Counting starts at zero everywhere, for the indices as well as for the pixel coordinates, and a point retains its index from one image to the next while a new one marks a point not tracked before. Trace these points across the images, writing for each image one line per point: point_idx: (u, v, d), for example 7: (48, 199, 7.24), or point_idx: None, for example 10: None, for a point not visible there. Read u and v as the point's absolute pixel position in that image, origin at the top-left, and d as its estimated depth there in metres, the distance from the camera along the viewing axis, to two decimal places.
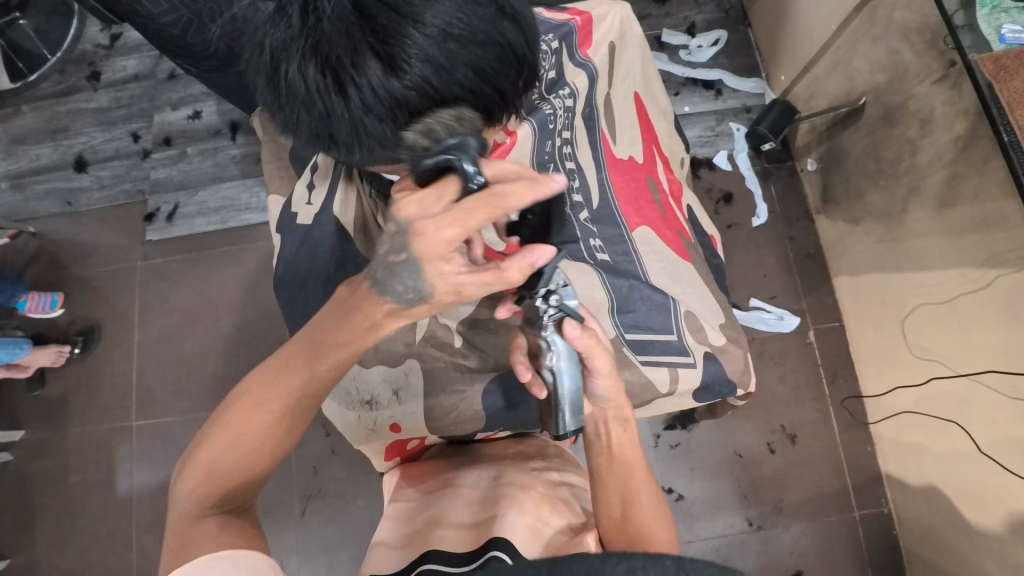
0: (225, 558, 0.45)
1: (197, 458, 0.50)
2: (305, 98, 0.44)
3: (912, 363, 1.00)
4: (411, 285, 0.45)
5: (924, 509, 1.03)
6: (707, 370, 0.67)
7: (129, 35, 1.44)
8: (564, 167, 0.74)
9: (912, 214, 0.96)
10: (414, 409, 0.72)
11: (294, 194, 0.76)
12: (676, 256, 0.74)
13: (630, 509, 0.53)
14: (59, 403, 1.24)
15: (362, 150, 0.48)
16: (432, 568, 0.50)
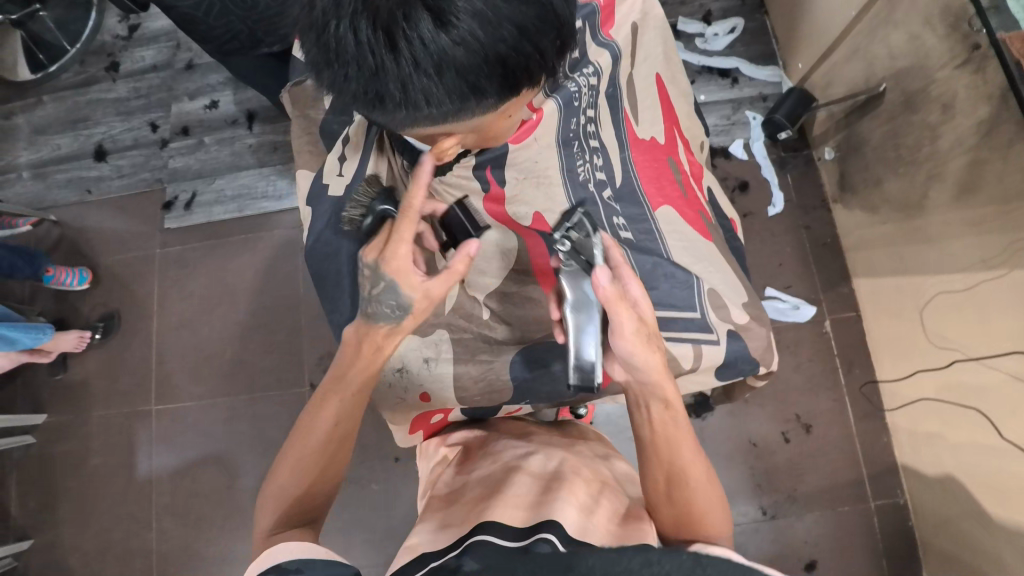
0: (284, 547, 0.50)
1: (266, 500, 0.58)
2: (354, 53, 0.44)
3: (930, 352, 0.99)
4: (395, 301, 0.61)
5: (940, 499, 1.02)
6: (730, 347, 0.68)
7: (147, 26, 1.46)
8: (588, 146, 0.75)
9: (932, 202, 0.95)
10: (444, 377, 0.73)
11: (325, 166, 0.77)
12: (697, 235, 0.74)
13: (676, 488, 0.55)
14: (81, 387, 1.27)
15: (405, 107, 0.48)
16: (487, 537, 0.48)
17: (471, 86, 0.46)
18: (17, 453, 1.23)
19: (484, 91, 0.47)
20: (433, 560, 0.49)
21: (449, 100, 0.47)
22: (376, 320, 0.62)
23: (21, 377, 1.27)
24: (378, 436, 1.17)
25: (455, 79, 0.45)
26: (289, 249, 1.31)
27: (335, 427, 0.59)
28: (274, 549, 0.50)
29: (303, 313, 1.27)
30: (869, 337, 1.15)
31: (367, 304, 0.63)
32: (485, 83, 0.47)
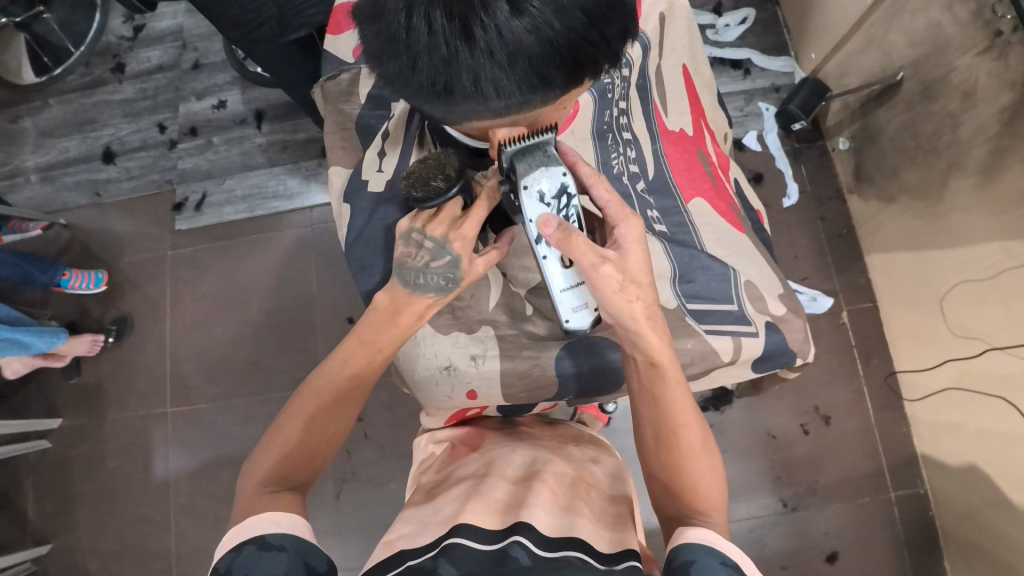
0: (267, 516, 0.51)
1: (266, 445, 0.59)
2: (427, 42, 0.40)
3: (951, 342, 0.99)
4: (451, 276, 0.62)
5: (962, 488, 1.01)
6: (770, 339, 0.65)
7: (152, 26, 1.45)
8: (621, 138, 0.73)
9: (953, 190, 0.95)
10: (492, 373, 0.72)
11: (364, 161, 0.75)
12: (730, 227, 0.73)
13: (665, 447, 0.57)
14: (95, 390, 1.26)
15: (474, 99, 0.44)
16: (459, 540, 0.48)
17: (544, 77, 0.43)
18: (32, 457, 1.23)
19: (555, 83, 0.44)
20: (412, 558, 0.49)
21: (519, 92, 0.44)
22: (417, 290, 0.62)
23: (35, 381, 1.27)
24: (396, 435, 1.16)
25: (530, 68, 0.42)
26: (301, 248, 1.30)
27: (351, 405, 0.61)
28: (253, 520, 0.50)
29: (316, 313, 1.26)
30: (887, 328, 1.15)
31: (412, 271, 0.62)
32: (558, 75, 0.43)
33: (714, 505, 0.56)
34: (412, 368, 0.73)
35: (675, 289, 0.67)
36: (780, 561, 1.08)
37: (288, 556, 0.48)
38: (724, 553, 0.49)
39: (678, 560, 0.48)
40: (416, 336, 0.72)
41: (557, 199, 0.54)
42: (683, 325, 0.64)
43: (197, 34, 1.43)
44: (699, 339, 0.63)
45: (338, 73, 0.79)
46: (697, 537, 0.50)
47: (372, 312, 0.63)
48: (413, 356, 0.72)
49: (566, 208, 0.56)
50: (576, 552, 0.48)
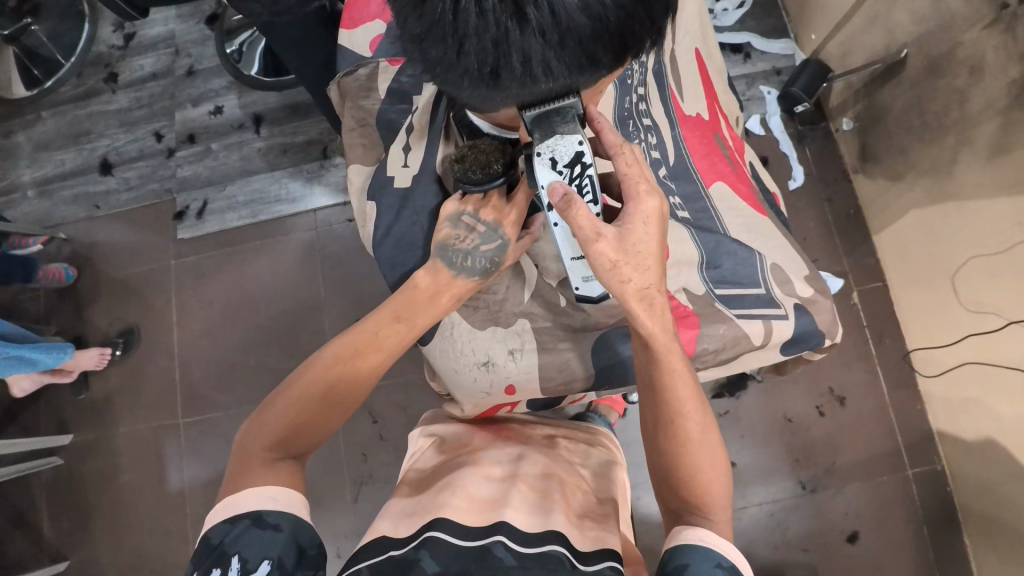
0: (267, 491, 0.51)
1: (281, 400, 0.58)
2: (476, 24, 0.35)
3: (963, 317, 0.99)
4: (497, 260, 0.65)
5: (978, 463, 1.02)
6: (800, 321, 0.64)
7: (143, 33, 1.43)
8: (641, 125, 0.72)
9: (962, 165, 0.94)
10: (530, 369, 0.71)
11: (388, 157, 0.73)
12: (752, 210, 0.72)
13: (669, 439, 0.54)
14: (104, 404, 1.25)
15: (521, 83, 0.40)
16: (438, 537, 0.50)
17: (595, 55, 0.39)
18: (45, 475, 1.22)
19: (605, 61, 0.40)
20: (393, 549, 0.51)
21: (568, 73, 0.40)
22: (462, 273, 0.64)
23: (44, 398, 1.26)
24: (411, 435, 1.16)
25: (583, 49, 0.38)
26: (306, 252, 1.29)
27: (368, 382, 0.61)
28: (248, 493, 0.51)
29: (325, 317, 1.25)
30: (898, 308, 1.15)
31: (461, 255, 0.64)
32: (610, 53, 0.39)
33: (716, 500, 0.54)
34: (449, 366, 0.72)
35: (702, 275, 0.66)
36: (801, 544, 1.09)
37: (283, 536, 0.49)
38: (720, 555, 0.49)
39: (675, 561, 0.49)
40: (452, 332, 0.71)
41: (569, 167, 0.51)
42: (713, 312, 0.64)
43: (190, 39, 1.41)
44: (731, 325, 0.62)
45: (356, 68, 0.77)
46: (697, 539, 0.50)
47: (412, 289, 0.64)
48: (449, 353, 0.72)
49: (579, 177, 0.53)
50: (558, 547, 0.51)
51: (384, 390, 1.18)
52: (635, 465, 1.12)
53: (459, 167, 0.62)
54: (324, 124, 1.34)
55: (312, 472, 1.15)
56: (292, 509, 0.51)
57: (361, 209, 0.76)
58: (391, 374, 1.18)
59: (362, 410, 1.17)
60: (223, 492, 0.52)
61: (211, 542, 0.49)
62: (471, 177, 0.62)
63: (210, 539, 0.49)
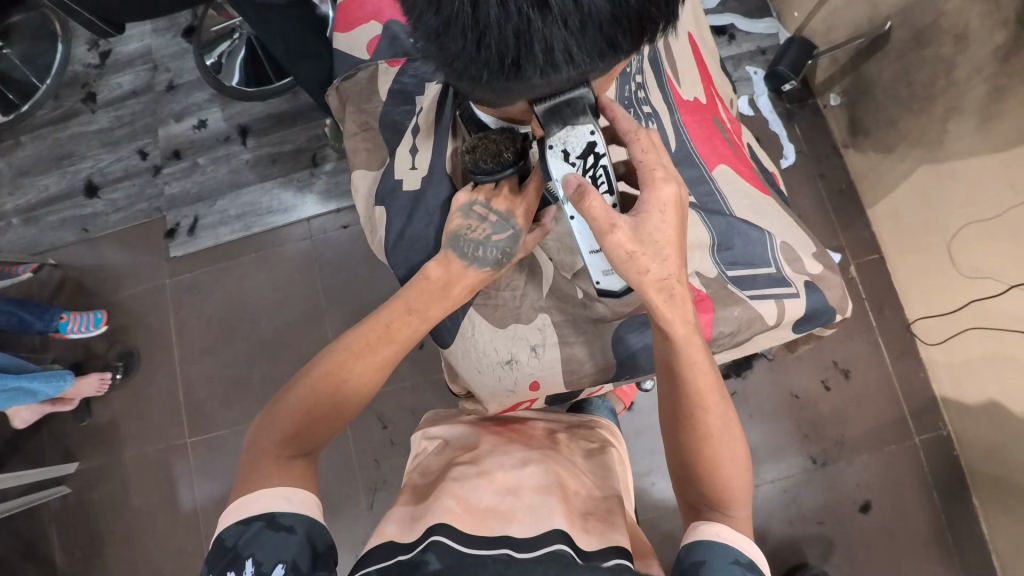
0: (280, 492, 0.51)
1: (293, 396, 0.58)
2: (498, 15, 0.35)
3: (961, 284, 1.00)
4: (507, 250, 0.62)
5: (984, 425, 1.03)
6: (811, 298, 0.65)
7: (119, 50, 1.40)
8: (642, 112, 0.70)
9: (953, 134, 0.95)
10: (553, 364, 0.70)
11: (396, 160, 0.72)
12: (756, 191, 0.72)
13: (690, 431, 0.54)
14: (108, 429, 1.23)
15: (543, 73, 0.39)
16: (440, 539, 0.51)
17: (617, 41, 0.38)
18: (54, 505, 1.20)
19: (626, 47, 0.39)
20: (399, 553, 0.52)
21: (589, 61, 0.39)
22: (474, 264, 0.62)
23: (46, 427, 1.24)
24: None
25: (606, 34, 0.37)
26: (303, 261, 1.28)
27: (382, 375, 0.60)
28: (260, 494, 0.51)
29: (326, 325, 1.24)
30: (896, 279, 1.16)
31: (471, 245, 0.62)
32: (630, 37, 0.38)
33: (736, 496, 0.54)
34: (471, 367, 0.72)
35: (714, 259, 0.66)
36: (815, 517, 1.10)
37: (297, 539, 0.49)
38: (738, 552, 0.50)
39: (691, 559, 0.50)
40: (474, 333, 0.71)
41: (582, 159, 0.51)
42: (727, 295, 0.64)
43: (167, 53, 1.39)
44: (744, 307, 0.62)
45: (355, 72, 0.76)
46: (713, 535, 0.51)
47: (423, 281, 0.62)
48: (468, 355, 0.71)
49: (593, 168, 0.52)
50: (565, 547, 0.51)
51: (391, 395, 1.17)
52: (647, 452, 1.12)
53: (471, 157, 0.60)
54: (312, 131, 1.33)
55: (325, 482, 1.15)
56: (305, 511, 0.51)
57: (370, 215, 0.75)
58: (398, 378, 1.18)
59: (371, 417, 1.17)
60: (235, 488, 0.53)
61: (225, 544, 0.49)
62: (482, 167, 0.60)
63: (223, 542, 0.49)
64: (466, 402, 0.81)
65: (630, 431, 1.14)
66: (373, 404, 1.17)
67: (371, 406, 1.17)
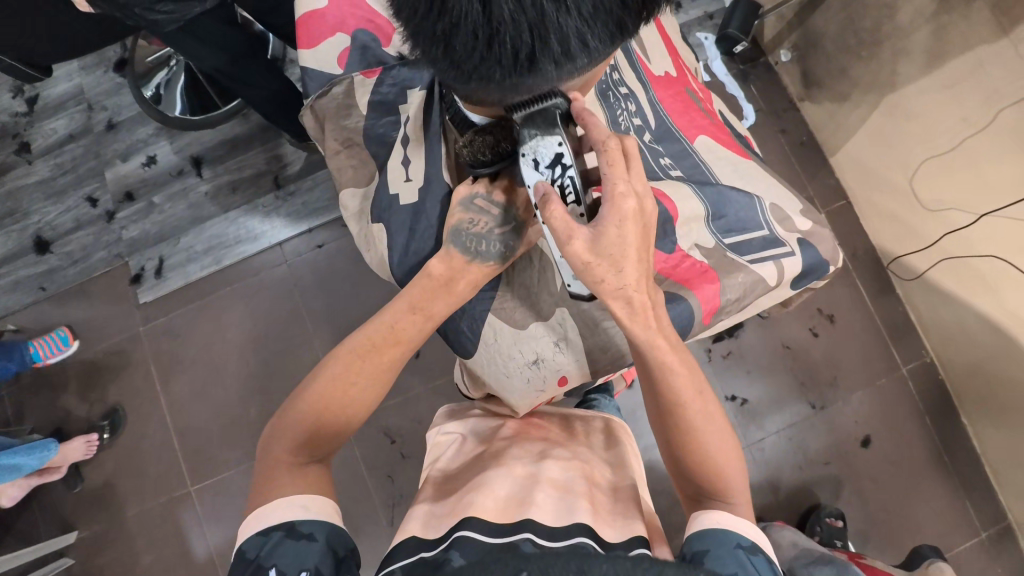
0: (296, 499, 0.48)
1: (300, 403, 0.56)
2: (512, 9, 0.34)
3: (927, 218, 1.05)
4: (509, 244, 0.61)
5: (965, 347, 1.09)
6: (806, 254, 0.66)
7: (47, 94, 1.32)
8: (620, 94, 0.70)
9: (903, 76, 1.03)
10: (577, 357, 0.68)
11: (389, 172, 0.70)
12: (738, 157, 0.74)
13: (674, 428, 0.55)
14: (103, 491, 1.18)
15: (557, 65, 0.38)
16: (467, 535, 0.50)
17: (626, 23, 0.37)
18: None
19: (633, 29, 0.39)
20: (424, 550, 0.52)
21: (601, 46, 0.38)
22: (477, 258, 0.60)
23: (37, 500, 1.18)
24: None
25: (617, 17, 0.36)
26: (283, 287, 1.24)
27: (388, 377, 0.58)
28: (278, 503, 0.48)
29: (316, 349, 1.21)
30: (865, 221, 1.19)
31: (472, 240, 0.60)
32: (637, 17, 0.38)
33: (733, 482, 0.55)
34: (494, 370, 0.69)
35: (710, 229, 0.66)
36: (822, 459, 1.14)
37: (319, 545, 0.47)
38: (740, 535, 0.51)
39: (694, 547, 0.51)
40: (497, 338, 0.69)
41: (550, 168, 0.52)
42: (728, 263, 0.64)
43: (100, 91, 1.31)
44: (745, 272, 0.63)
45: (332, 87, 0.74)
46: (714, 523, 0.51)
47: (426, 279, 0.59)
48: (488, 357, 0.69)
49: (561, 177, 0.52)
50: (586, 540, 0.50)
51: (396, 408, 1.16)
52: None
53: (467, 150, 0.59)
54: (271, 152, 1.28)
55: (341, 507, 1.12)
56: (323, 517, 0.49)
57: (365, 231, 0.73)
58: (400, 390, 1.17)
59: (378, 433, 1.15)
60: (247, 504, 0.51)
61: (246, 556, 0.46)
62: (480, 159, 0.59)
63: (245, 552, 0.47)
64: (486, 403, 0.79)
65: (635, 406, 1.16)
66: (378, 420, 1.16)
67: (377, 422, 1.16)
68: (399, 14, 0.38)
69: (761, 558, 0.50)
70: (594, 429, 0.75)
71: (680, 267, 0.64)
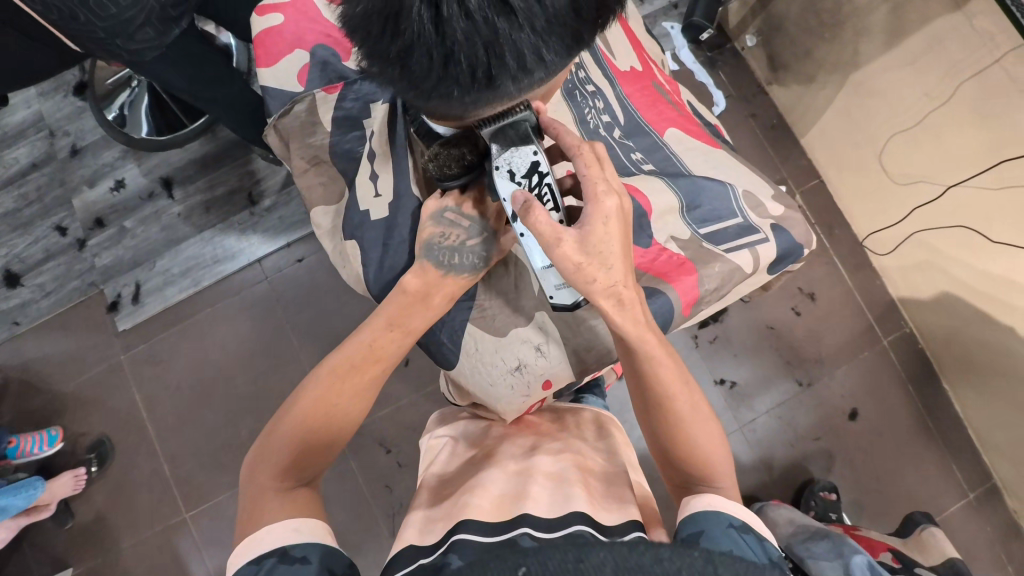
0: (287, 523, 0.47)
1: (282, 430, 0.55)
2: (464, 28, 0.33)
3: (899, 192, 1.07)
4: (478, 254, 0.60)
5: (942, 315, 1.11)
6: (781, 239, 0.67)
7: (5, 123, 1.28)
8: (587, 91, 0.70)
9: (866, 54, 1.04)
10: (560, 359, 0.68)
11: (358, 189, 0.68)
12: (708, 146, 0.74)
13: (664, 418, 0.56)
14: (95, 525, 1.15)
15: (516, 79, 0.38)
16: (466, 537, 0.49)
17: (581, 33, 0.37)
18: None
19: (589, 38, 0.39)
20: (423, 556, 0.52)
21: (558, 58, 0.38)
22: (452, 271, 0.60)
23: (27, 540, 1.15)
24: None
25: (571, 28, 0.36)
26: (265, 303, 1.22)
27: (371, 395, 0.58)
28: (269, 529, 0.47)
29: (304, 364, 1.20)
30: (839, 199, 1.22)
31: (442, 252, 0.60)
32: (594, 25, 0.38)
33: (720, 469, 0.55)
34: (478, 380, 0.69)
35: (685, 220, 0.67)
36: (812, 434, 1.17)
37: (314, 567, 0.45)
38: (730, 515, 0.51)
39: (688, 531, 0.50)
40: (478, 347, 0.68)
41: (527, 178, 0.52)
42: (704, 253, 0.65)
43: (61, 116, 1.28)
44: (722, 261, 0.64)
45: (293, 105, 0.72)
46: (707, 506, 0.52)
47: (401, 294, 0.59)
48: (471, 365, 0.68)
49: (538, 186, 0.52)
50: (584, 526, 0.49)
51: (389, 417, 1.15)
52: None
53: (433, 164, 0.58)
54: (243, 169, 1.26)
55: (340, 521, 1.12)
56: (317, 539, 0.47)
57: (339, 249, 0.72)
58: (392, 399, 1.16)
59: (372, 443, 1.15)
60: (234, 537, 0.49)
61: None
62: (446, 172, 0.58)
63: None
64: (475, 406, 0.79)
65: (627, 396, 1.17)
66: (371, 430, 1.15)
67: (370, 432, 1.15)
68: (355, 37, 0.38)
69: (754, 535, 0.50)
70: (586, 422, 0.75)
71: (657, 262, 0.64)
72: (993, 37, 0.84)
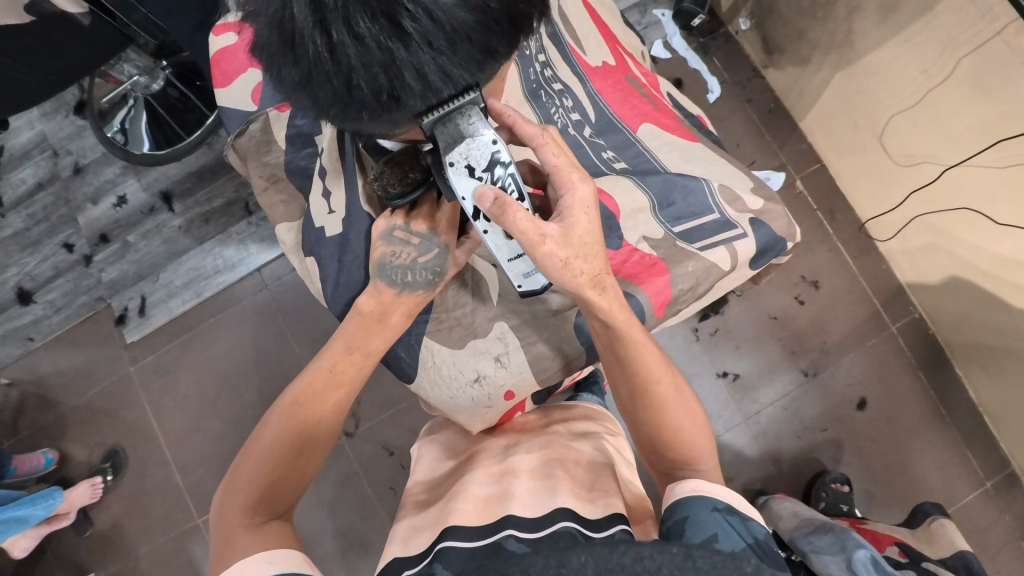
0: (259, 557, 0.45)
1: (251, 463, 0.55)
2: (358, 54, 0.35)
3: (902, 173, 1.04)
4: (434, 268, 0.62)
5: (952, 300, 1.07)
6: (759, 234, 0.65)
7: (11, 145, 1.31)
8: (553, 91, 0.71)
9: (859, 32, 0.98)
10: (521, 368, 0.68)
11: (312, 207, 0.70)
12: (685, 141, 0.73)
13: (650, 408, 0.55)
14: (114, 532, 1.19)
15: (423, 98, 0.40)
16: (450, 544, 0.49)
17: (489, 48, 0.39)
18: None
19: (503, 50, 0.40)
20: (407, 567, 0.52)
21: (467, 74, 0.39)
22: (405, 289, 0.62)
23: (50, 548, 1.19)
24: None
25: (475, 44, 0.38)
26: (266, 310, 1.24)
27: (338, 418, 0.60)
28: (240, 565, 0.45)
29: None
30: (841, 183, 1.20)
31: (393, 270, 0.62)
32: (503, 40, 0.39)
33: (701, 453, 0.55)
34: (440, 392, 0.68)
35: (659, 219, 0.66)
36: (819, 425, 1.14)
37: None
38: (715, 499, 0.49)
39: (674, 519, 0.49)
40: (436, 360, 0.68)
41: (487, 172, 0.51)
42: (680, 251, 0.64)
43: (63, 135, 1.31)
44: (699, 259, 0.63)
45: (247, 126, 0.74)
46: (691, 490, 0.50)
47: (359, 316, 0.62)
48: (432, 378, 0.68)
49: (500, 178, 0.51)
50: (569, 524, 0.49)
51: (392, 421, 1.17)
52: None
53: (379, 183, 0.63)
54: (238, 179, 1.28)
55: (348, 523, 1.13)
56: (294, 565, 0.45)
57: (302, 265, 0.72)
58: (394, 402, 1.17)
59: (376, 447, 1.16)
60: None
61: None
62: (391, 191, 0.62)
63: None
64: None
65: None
66: (375, 434, 1.16)
67: (373, 436, 1.16)
68: (266, 66, 0.40)
69: (740, 517, 0.48)
70: (578, 417, 0.75)
71: (628, 262, 0.63)
72: (991, 10, 0.77)
